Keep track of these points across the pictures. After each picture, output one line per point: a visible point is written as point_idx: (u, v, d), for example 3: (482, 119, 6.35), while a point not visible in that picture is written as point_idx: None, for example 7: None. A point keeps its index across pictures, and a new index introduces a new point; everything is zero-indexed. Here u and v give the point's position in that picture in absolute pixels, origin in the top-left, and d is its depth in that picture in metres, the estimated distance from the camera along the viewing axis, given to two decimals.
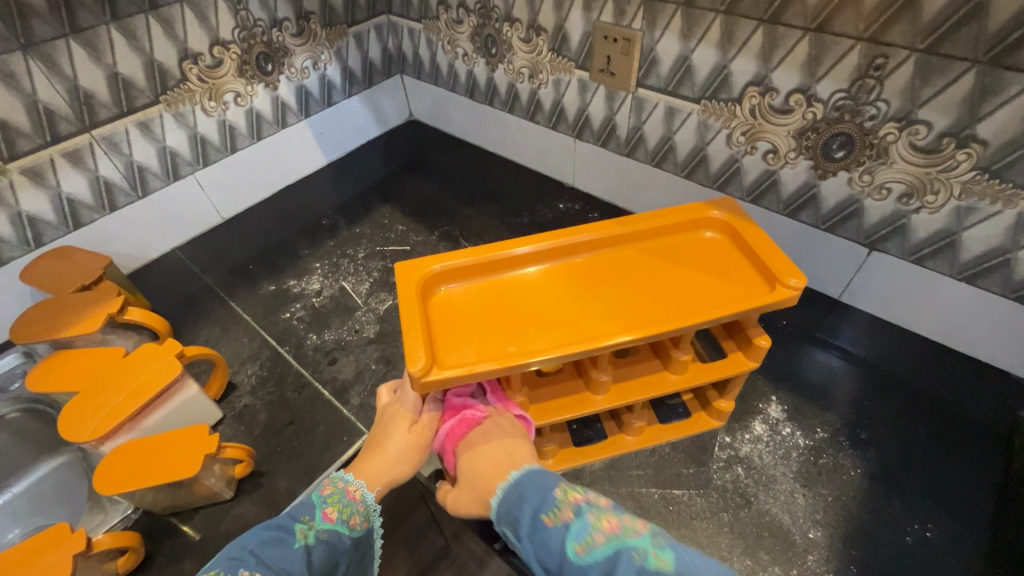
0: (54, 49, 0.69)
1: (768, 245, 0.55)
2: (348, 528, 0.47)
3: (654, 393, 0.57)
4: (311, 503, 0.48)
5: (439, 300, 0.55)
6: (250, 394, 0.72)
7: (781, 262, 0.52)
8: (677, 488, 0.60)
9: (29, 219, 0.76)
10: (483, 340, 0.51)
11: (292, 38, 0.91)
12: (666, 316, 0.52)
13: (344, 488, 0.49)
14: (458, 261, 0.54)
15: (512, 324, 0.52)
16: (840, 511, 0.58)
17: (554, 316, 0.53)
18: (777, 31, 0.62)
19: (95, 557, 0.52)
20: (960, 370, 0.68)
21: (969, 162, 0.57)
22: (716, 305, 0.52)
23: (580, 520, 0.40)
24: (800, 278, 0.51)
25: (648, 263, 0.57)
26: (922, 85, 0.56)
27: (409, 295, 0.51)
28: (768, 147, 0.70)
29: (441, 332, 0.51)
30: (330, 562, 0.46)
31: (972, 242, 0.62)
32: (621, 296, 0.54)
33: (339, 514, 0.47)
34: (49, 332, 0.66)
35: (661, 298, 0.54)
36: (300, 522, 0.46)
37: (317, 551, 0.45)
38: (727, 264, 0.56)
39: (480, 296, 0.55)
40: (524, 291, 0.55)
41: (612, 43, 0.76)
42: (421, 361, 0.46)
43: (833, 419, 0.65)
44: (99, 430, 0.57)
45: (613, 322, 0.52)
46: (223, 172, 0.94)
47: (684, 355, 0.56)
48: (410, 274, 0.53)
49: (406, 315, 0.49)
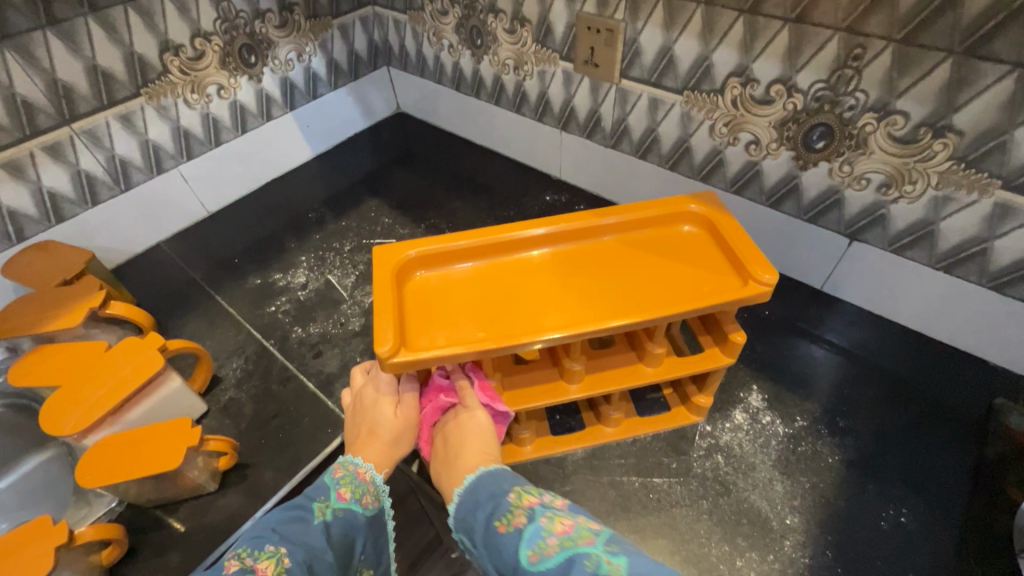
0: (31, 41, 0.68)
1: (744, 239, 0.55)
2: (361, 507, 0.48)
3: (628, 383, 0.57)
4: (325, 485, 0.48)
5: (415, 285, 0.55)
6: (235, 388, 0.72)
7: (755, 257, 0.53)
8: (657, 477, 0.61)
9: (10, 214, 0.75)
10: (455, 325, 0.51)
11: (275, 29, 0.90)
12: (638, 307, 0.52)
13: (356, 470, 0.49)
14: (435, 247, 0.55)
15: (487, 309, 0.53)
16: (817, 497, 0.59)
17: (528, 303, 0.54)
18: (757, 22, 0.62)
19: (77, 550, 0.52)
20: (938, 359, 0.69)
21: (946, 152, 0.58)
22: (687, 298, 0.52)
23: (531, 525, 0.42)
24: (773, 274, 0.51)
25: (625, 255, 0.58)
26: (899, 75, 0.56)
27: (384, 279, 0.52)
28: (751, 138, 0.70)
29: (414, 316, 0.52)
30: (347, 538, 0.47)
31: (949, 232, 0.62)
32: (596, 286, 0.55)
33: (352, 494, 0.48)
34: (29, 327, 0.66)
35: (635, 288, 0.54)
36: (316, 502, 0.47)
37: (335, 528, 0.46)
38: (704, 259, 0.56)
39: (455, 281, 0.56)
40: (501, 278, 0.56)
41: (595, 33, 0.76)
42: (390, 343, 0.47)
43: (812, 407, 0.66)
44: (81, 424, 0.57)
45: (586, 311, 0.53)
46: (207, 165, 0.93)
47: (658, 348, 0.56)
48: (387, 259, 0.54)
49: (379, 298, 0.50)
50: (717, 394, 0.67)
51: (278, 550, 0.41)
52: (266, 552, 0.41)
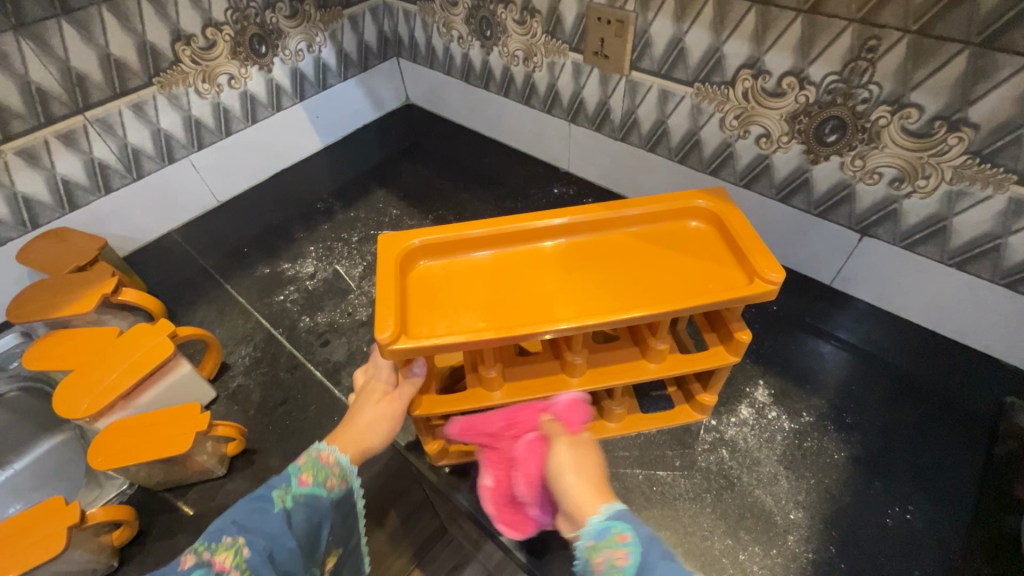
0: (45, 29, 0.69)
1: (751, 235, 0.54)
2: (326, 490, 0.49)
3: (631, 378, 0.57)
4: (288, 472, 0.49)
5: (419, 274, 0.56)
6: (243, 374, 0.73)
7: (762, 255, 0.52)
8: (661, 470, 0.61)
9: (25, 201, 0.76)
10: (457, 315, 0.52)
11: (286, 20, 0.91)
12: (639, 302, 0.52)
13: (318, 455, 0.50)
14: (438, 236, 0.55)
15: (489, 300, 0.53)
16: (822, 493, 0.58)
17: (530, 295, 0.53)
18: (770, 12, 0.61)
19: (89, 530, 0.53)
20: (950, 358, 0.68)
21: (960, 146, 0.57)
22: (691, 294, 0.52)
23: None
24: (780, 273, 0.50)
25: (630, 250, 0.57)
26: (914, 67, 0.55)
27: (387, 267, 0.52)
28: (761, 131, 0.70)
29: (417, 305, 0.53)
30: (312, 522, 0.48)
31: (962, 227, 0.61)
32: (600, 279, 0.55)
33: (314, 478, 0.49)
34: (43, 312, 0.67)
35: (639, 284, 0.54)
36: (277, 489, 0.48)
37: (298, 514, 0.47)
38: (710, 256, 0.56)
39: (458, 271, 0.56)
40: (503, 270, 0.56)
41: (605, 24, 0.76)
42: (390, 330, 0.47)
43: (819, 403, 0.65)
44: (93, 407, 0.58)
45: (587, 305, 0.53)
46: (218, 154, 0.94)
47: (662, 344, 0.56)
48: (391, 247, 0.54)
49: (382, 285, 0.51)
50: (723, 389, 0.67)
51: (236, 541, 0.44)
52: (224, 543, 0.44)
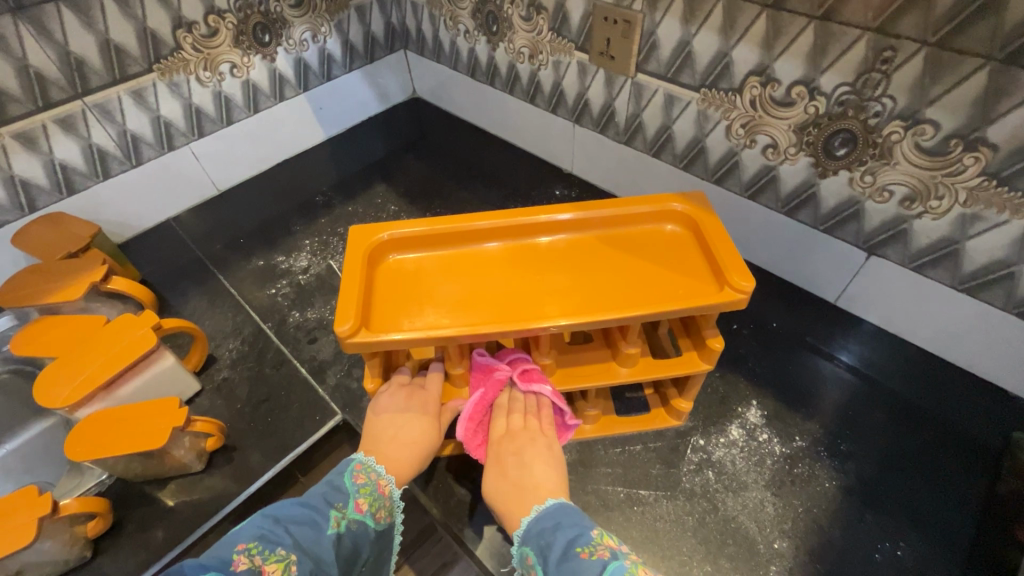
0: (44, 13, 0.68)
1: (726, 242, 0.52)
2: (374, 521, 0.48)
3: (602, 381, 0.55)
4: (345, 490, 0.48)
5: (389, 267, 0.55)
6: (229, 368, 0.73)
7: (735, 263, 0.50)
8: (644, 489, 0.59)
9: (22, 183, 0.77)
10: (421, 311, 0.51)
11: (290, 9, 0.89)
12: (607, 306, 0.50)
13: (378, 483, 0.50)
14: (411, 231, 0.54)
15: (455, 297, 0.52)
16: (809, 522, 0.56)
17: (497, 294, 0.52)
18: (781, 18, 0.58)
19: (61, 521, 0.53)
20: (955, 387, 0.65)
21: (977, 167, 0.54)
22: (659, 300, 0.50)
23: (616, 561, 0.41)
24: (752, 281, 0.48)
25: (602, 252, 0.56)
26: (931, 81, 0.52)
27: (356, 260, 0.52)
28: (768, 142, 0.67)
29: (383, 299, 0.52)
30: (354, 551, 0.47)
31: (974, 252, 0.58)
32: (569, 280, 0.53)
33: (368, 507, 0.48)
34: (31, 298, 0.67)
35: (609, 286, 0.52)
36: (334, 509, 0.46)
37: (346, 539, 0.46)
38: (684, 262, 0.54)
39: (426, 267, 0.55)
40: (474, 266, 0.55)
41: (611, 24, 0.73)
42: (350, 322, 0.46)
43: (813, 428, 0.63)
44: (72, 397, 0.58)
45: (557, 306, 0.51)
46: (219, 143, 0.93)
47: (632, 348, 0.54)
48: (361, 239, 0.54)
49: (347, 278, 0.50)
50: (714, 406, 0.65)
51: (287, 556, 0.41)
52: (277, 556, 0.41)
